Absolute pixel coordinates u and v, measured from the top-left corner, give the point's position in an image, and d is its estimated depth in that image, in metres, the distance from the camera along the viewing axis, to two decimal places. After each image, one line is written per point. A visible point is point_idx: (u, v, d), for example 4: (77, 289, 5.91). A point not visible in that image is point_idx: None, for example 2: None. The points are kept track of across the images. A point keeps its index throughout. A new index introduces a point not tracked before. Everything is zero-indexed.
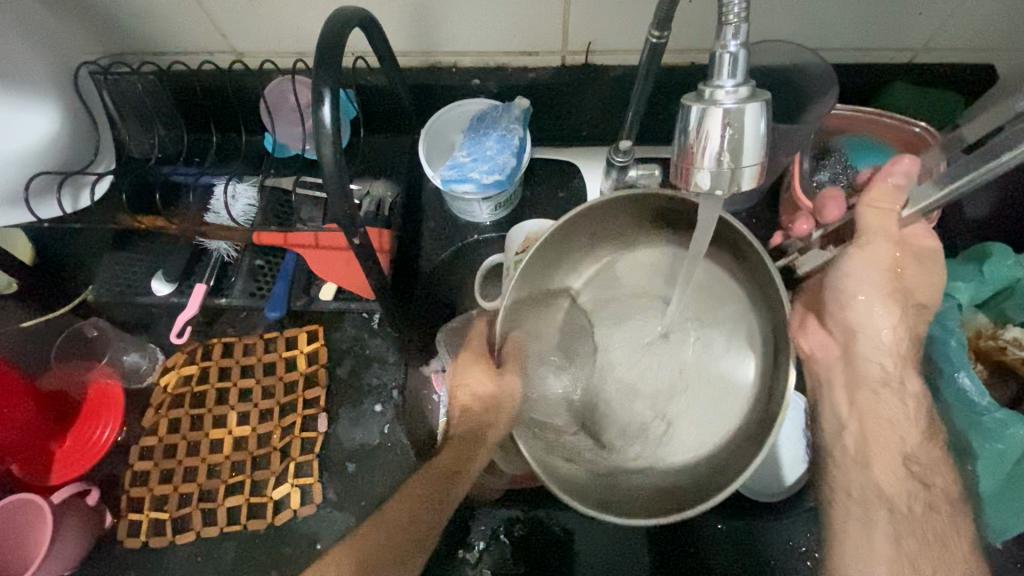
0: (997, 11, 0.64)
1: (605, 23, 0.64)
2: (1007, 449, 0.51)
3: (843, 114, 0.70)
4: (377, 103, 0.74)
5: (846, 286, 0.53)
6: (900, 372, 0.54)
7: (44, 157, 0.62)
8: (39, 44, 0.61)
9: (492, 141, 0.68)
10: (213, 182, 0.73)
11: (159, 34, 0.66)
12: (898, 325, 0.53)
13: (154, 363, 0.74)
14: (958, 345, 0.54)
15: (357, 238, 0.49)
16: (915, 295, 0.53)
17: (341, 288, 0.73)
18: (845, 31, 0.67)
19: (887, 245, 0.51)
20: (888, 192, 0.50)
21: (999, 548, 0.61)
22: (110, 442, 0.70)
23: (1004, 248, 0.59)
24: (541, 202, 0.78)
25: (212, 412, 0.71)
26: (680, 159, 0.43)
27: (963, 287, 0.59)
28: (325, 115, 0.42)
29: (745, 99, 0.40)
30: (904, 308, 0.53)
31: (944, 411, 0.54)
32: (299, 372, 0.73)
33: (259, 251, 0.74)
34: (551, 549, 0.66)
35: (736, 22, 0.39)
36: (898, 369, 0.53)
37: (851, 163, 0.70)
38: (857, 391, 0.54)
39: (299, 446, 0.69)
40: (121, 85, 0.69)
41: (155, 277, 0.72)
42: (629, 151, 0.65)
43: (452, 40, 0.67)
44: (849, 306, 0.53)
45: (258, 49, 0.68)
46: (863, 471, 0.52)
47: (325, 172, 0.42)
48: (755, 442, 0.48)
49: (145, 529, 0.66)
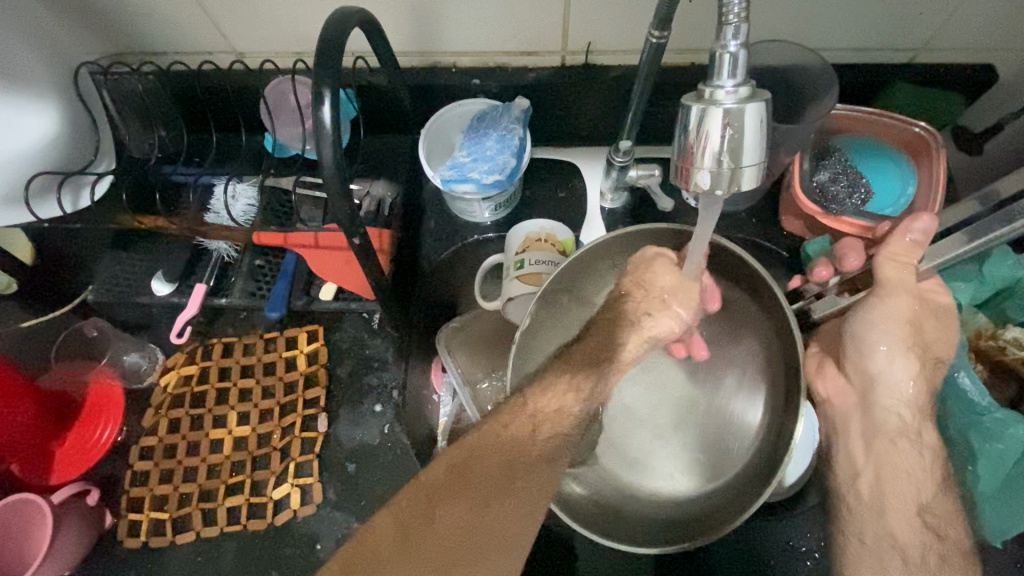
0: (997, 11, 0.64)
1: (605, 23, 0.64)
2: (1007, 450, 0.51)
3: (843, 114, 0.70)
4: (377, 103, 0.74)
5: (867, 336, 0.53)
6: (917, 424, 0.55)
7: (44, 156, 0.62)
8: (39, 43, 0.61)
9: (492, 141, 0.68)
10: (212, 182, 0.73)
11: (159, 33, 0.66)
12: (918, 378, 0.53)
13: (154, 363, 0.74)
14: (960, 345, 0.55)
15: (358, 237, 0.49)
16: (933, 348, 0.54)
17: (341, 288, 0.73)
18: (845, 31, 0.67)
19: (906, 298, 0.51)
20: (905, 247, 0.51)
21: (999, 548, 0.61)
22: (110, 442, 0.70)
23: (1005, 248, 0.58)
24: (541, 202, 0.78)
25: (212, 412, 0.71)
26: (680, 159, 0.44)
27: (963, 288, 0.59)
28: (325, 115, 0.42)
29: (745, 99, 0.40)
30: (922, 361, 0.53)
31: (948, 411, 0.55)
32: (299, 371, 0.73)
33: (258, 251, 0.74)
34: (553, 547, 0.66)
35: (736, 22, 0.39)
36: (917, 422, 0.54)
37: (851, 162, 0.71)
38: (873, 439, 0.55)
39: (299, 446, 0.69)
40: (121, 85, 0.69)
41: (155, 278, 0.72)
42: (630, 151, 0.65)
43: (452, 40, 0.67)
44: (867, 354, 0.54)
45: (259, 49, 0.68)
46: (878, 519, 0.53)
47: (325, 172, 0.42)
48: (757, 482, 0.51)
49: (145, 529, 0.66)
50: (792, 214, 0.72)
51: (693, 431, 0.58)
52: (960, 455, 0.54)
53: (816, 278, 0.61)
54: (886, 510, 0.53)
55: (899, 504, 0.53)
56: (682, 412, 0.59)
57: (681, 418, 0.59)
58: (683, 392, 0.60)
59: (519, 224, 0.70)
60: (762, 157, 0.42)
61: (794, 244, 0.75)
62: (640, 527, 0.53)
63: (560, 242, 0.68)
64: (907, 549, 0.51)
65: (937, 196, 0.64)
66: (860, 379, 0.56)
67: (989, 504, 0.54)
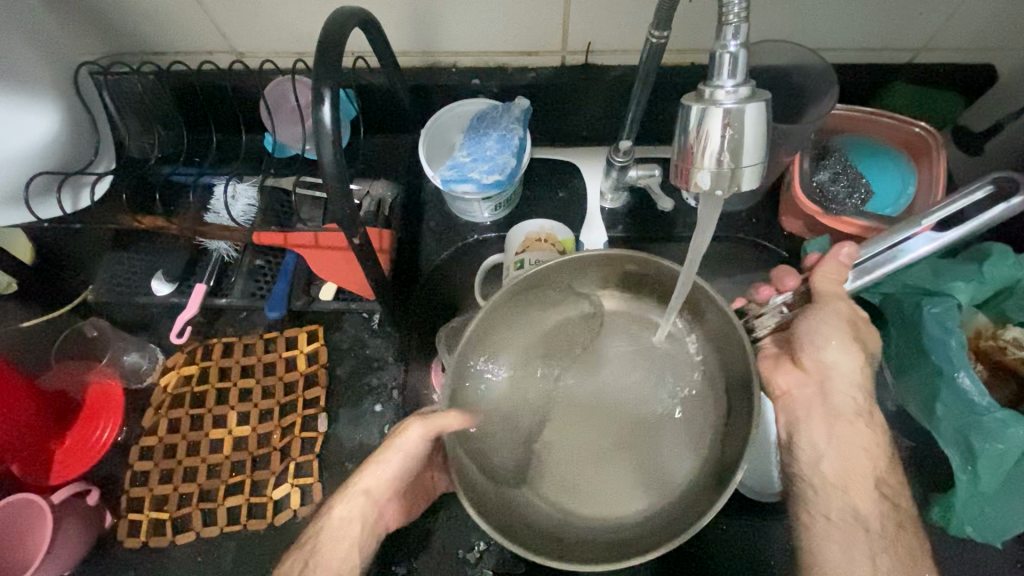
0: (997, 12, 0.64)
1: (606, 23, 0.64)
2: (1007, 450, 0.51)
3: (843, 114, 0.70)
4: (377, 104, 0.74)
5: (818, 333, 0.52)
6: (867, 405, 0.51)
7: (44, 156, 0.62)
8: (39, 43, 0.61)
9: (492, 141, 0.68)
10: (212, 183, 0.72)
11: (160, 33, 0.66)
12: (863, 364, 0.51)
13: (154, 363, 0.74)
14: (958, 345, 0.54)
15: (357, 237, 0.49)
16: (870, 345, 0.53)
17: (341, 288, 0.73)
18: (845, 31, 0.67)
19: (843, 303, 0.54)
20: (835, 268, 0.56)
21: (998, 548, 0.61)
22: (110, 442, 0.70)
23: (1004, 248, 0.58)
24: (541, 202, 0.78)
25: (212, 412, 0.71)
26: (681, 159, 0.44)
27: (964, 287, 0.57)
28: (325, 115, 0.42)
29: (745, 99, 0.40)
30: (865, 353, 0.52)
31: (947, 410, 0.54)
32: (299, 371, 0.72)
33: (259, 250, 0.74)
34: None
35: (736, 22, 0.39)
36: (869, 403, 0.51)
37: (851, 162, 0.70)
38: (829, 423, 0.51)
39: (299, 446, 0.69)
40: (121, 85, 0.69)
41: (155, 277, 0.73)
42: (630, 151, 0.65)
43: (451, 39, 0.67)
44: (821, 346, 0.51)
45: (259, 49, 0.68)
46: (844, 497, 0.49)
47: (325, 172, 0.42)
48: (710, 490, 0.46)
49: (145, 529, 0.66)
50: (792, 214, 0.72)
51: (643, 455, 0.51)
52: (959, 455, 0.53)
53: (759, 297, 0.65)
54: (852, 487, 0.49)
55: (861, 482, 0.49)
56: (635, 431, 0.51)
57: (630, 440, 0.51)
58: (629, 416, 0.52)
59: (519, 224, 0.70)
60: (761, 158, 0.42)
61: (794, 244, 0.75)
62: (578, 550, 0.45)
63: (560, 242, 0.68)
64: (868, 520, 0.48)
65: (938, 194, 0.66)
66: (816, 370, 0.51)
67: (988, 504, 0.55)
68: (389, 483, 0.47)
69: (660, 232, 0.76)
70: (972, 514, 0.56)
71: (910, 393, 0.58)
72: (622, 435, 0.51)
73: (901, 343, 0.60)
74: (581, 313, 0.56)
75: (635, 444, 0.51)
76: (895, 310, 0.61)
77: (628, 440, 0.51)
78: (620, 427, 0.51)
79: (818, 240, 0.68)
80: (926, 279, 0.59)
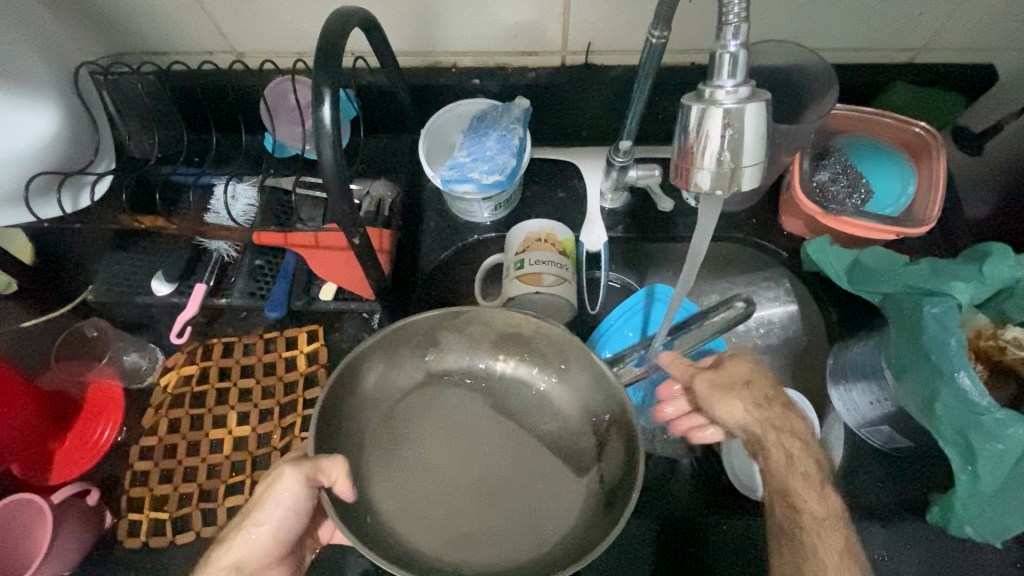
0: (996, 12, 0.64)
1: (606, 23, 0.65)
2: (1007, 450, 0.51)
3: (843, 113, 0.71)
4: (377, 104, 0.74)
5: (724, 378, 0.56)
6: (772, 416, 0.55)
7: (45, 156, 0.62)
8: (40, 43, 0.61)
9: (492, 141, 0.68)
10: (213, 182, 0.73)
11: (159, 34, 0.66)
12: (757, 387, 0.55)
13: (154, 363, 0.74)
14: (958, 345, 0.53)
15: (357, 237, 0.49)
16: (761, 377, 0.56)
17: (341, 288, 0.72)
18: (845, 31, 0.67)
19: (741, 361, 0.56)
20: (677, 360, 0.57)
21: (998, 548, 0.61)
22: (110, 442, 0.70)
23: (1004, 248, 0.58)
24: (541, 202, 0.78)
25: (212, 412, 0.71)
26: (681, 158, 0.44)
27: (964, 287, 0.57)
28: (325, 114, 0.42)
29: (745, 99, 0.40)
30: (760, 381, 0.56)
31: (945, 411, 0.53)
32: (298, 372, 0.73)
33: (259, 250, 0.74)
34: None
35: (737, 22, 0.39)
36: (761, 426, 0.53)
37: (851, 162, 0.70)
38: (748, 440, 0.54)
39: (299, 446, 0.69)
40: (121, 85, 0.69)
41: (155, 277, 0.72)
42: (629, 151, 0.65)
43: (451, 39, 0.67)
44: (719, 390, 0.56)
45: (259, 49, 0.68)
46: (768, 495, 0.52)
47: (325, 171, 0.42)
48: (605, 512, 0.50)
49: (145, 529, 0.66)
50: (792, 214, 0.72)
51: (489, 509, 0.52)
52: (959, 456, 0.54)
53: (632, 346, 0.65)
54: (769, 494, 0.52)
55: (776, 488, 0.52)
56: (501, 481, 0.53)
57: (487, 491, 0.53)
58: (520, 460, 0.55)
59: (519, 224, 0.70)
60: (761, 157, 0.42)
61: (794, 244, 0.75)
62: None
63: (560, 242, 0.68)
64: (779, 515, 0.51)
65: (938, 198, 0.66)
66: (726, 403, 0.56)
67: (988, 504, 0.55)
68: (264, 542, 0.48)
69: (660, 233, 0.76)
70: (974, 513, 0.56)
71: (908, 393, 0.57)
72: (478, 484, 0.53)
73: (901, 344, 0.58)
74: (468, 368, 0.61)
75: (496, 497, 0.53)
76: (895, 310, 0.60)
77: (493, 492, 0.53)
78: (486, 477, 0.53)
79: (818, 241, 0.68)
80: (925, 278, 0.59)
